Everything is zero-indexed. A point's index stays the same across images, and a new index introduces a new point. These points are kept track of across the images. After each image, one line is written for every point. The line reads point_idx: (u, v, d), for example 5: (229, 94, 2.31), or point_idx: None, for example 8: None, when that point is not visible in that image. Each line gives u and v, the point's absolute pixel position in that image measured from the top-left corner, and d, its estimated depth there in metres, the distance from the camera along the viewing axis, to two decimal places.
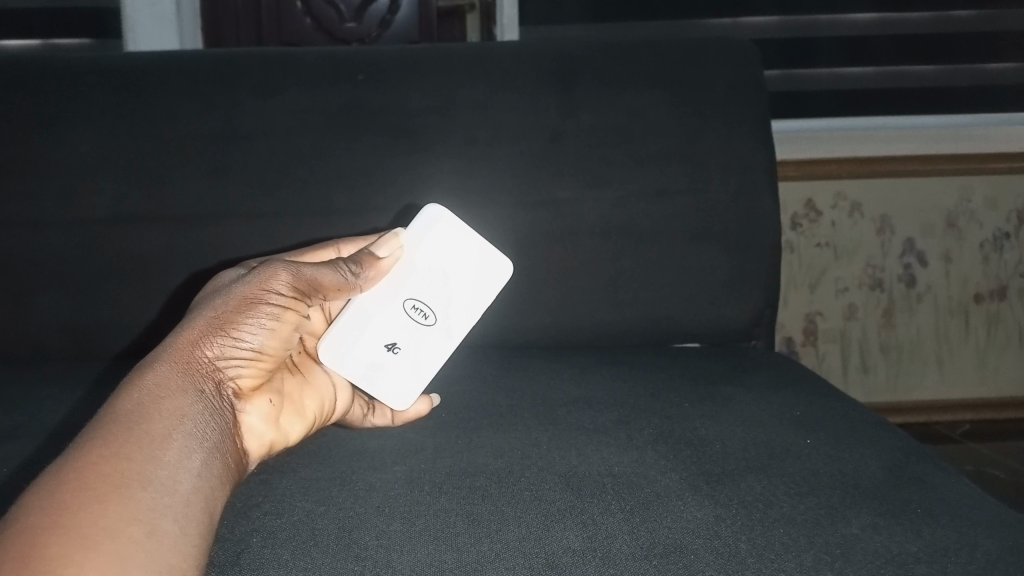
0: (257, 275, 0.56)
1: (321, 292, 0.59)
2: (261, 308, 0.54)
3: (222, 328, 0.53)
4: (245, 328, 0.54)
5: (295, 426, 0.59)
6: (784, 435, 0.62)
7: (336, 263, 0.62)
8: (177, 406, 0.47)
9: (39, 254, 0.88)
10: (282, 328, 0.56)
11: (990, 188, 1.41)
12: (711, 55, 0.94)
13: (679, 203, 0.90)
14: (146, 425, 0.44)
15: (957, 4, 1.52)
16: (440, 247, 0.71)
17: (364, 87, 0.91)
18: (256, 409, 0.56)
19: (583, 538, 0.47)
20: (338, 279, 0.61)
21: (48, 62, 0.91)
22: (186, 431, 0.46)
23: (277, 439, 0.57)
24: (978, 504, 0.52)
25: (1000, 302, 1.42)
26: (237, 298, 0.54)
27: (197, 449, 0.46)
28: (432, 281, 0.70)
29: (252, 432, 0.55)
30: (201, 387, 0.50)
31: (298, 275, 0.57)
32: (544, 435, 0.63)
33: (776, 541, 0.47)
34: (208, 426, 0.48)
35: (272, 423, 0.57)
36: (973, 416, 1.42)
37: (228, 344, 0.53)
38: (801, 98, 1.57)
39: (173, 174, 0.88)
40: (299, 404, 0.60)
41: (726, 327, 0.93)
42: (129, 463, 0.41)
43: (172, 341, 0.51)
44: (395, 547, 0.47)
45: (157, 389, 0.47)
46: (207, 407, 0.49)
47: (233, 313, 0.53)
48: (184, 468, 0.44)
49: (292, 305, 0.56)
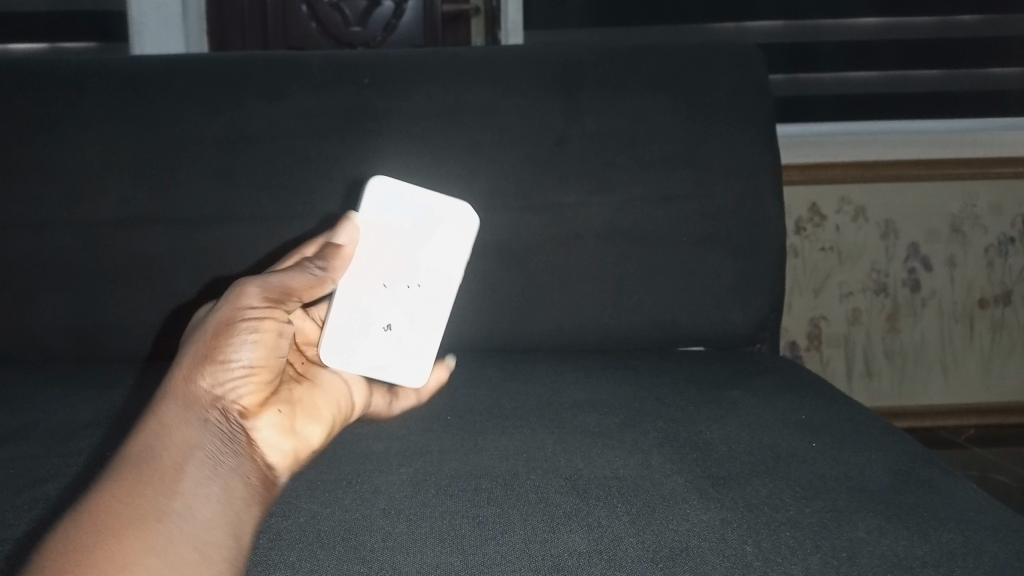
0: (227, 299, 0.53)
1: (296, 296, 0.57)
2: (238, 325, 0.52)
3: (209, 355, 0.50)
4: (232, 349, 0.51)
5: (313, 432, 0.55)
6: (789, 439, 0.62)
7: (302, 267, 0.60)
8: (186, 437, 0.47)
9: (45, 256, 0.88)
10: (269, 338, 0.53)
11: (996, 194, 1.41)
12: (714, 59, 0.94)
13: (683, 206, 0.91)
14: (156, 462, 0.46)
15: (960, 9, 1.52)
16: (439, 243, 0.71)
17: (370, 91, 0.91)
18: (266, 422, 0.52)
19: (590, 541, 0.47)
20: (308, 279, 0.59)
21: (54, 66, 0.92)
22: (198, 460, 0.47)
23: (298, 448, 0.53)
24: (984, 509, 0.52)
25: (1005, 308, 1.42)
26: (214, 325, 0.51)
27: (213, 475, 0.47)
28: (431, 278, 0.71)
29: (269, 448, 0.51)
30: (205, 415, 0.49)
31: (266, 286, 0.54)
32: (549, 438, 0.63)
33: (783, 545, 0.47)
34: (223, 449, 0.48)
35: (287, 434, 0.53)
36: (978, 422, 1.41)
37: (218, 369, 0.50)
38: (805, 102, 1.57)
39: (177, 177, 0.89)
40: (310, 409, 0.57)
41: (732, 331, 0.93)
42: (143, 501, 0.43)
43: (167, 383, 0.50)
44: (401, 549, 0.47)
45: (161, 430, 0.47)
46: (215, 434, 0.48)
47: (214, 339, 0.51)
48: (201, 495, 0.45)
49: (269, 313, 0.53)
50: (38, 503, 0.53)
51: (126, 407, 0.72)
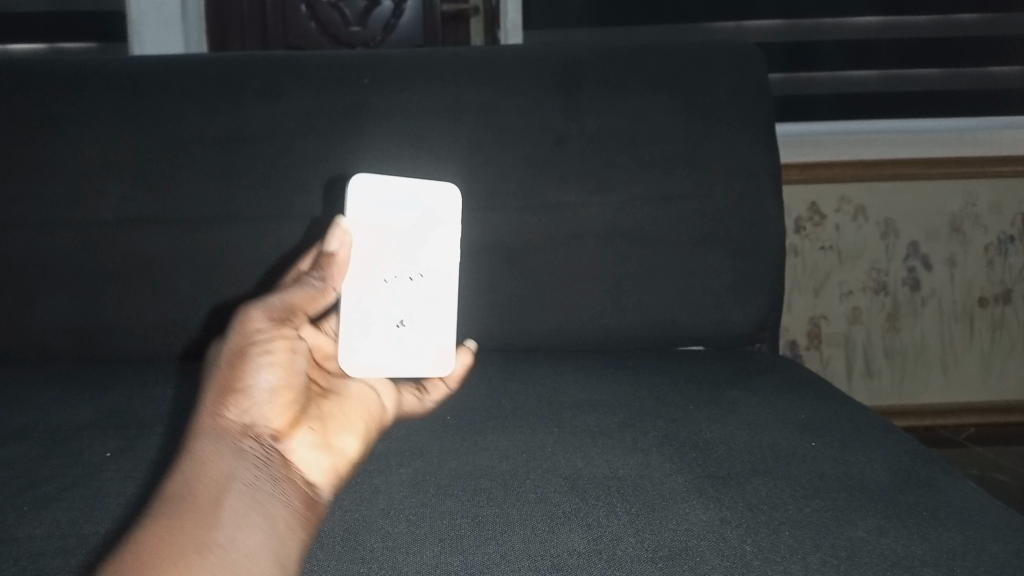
0: (230, 324, 0.49)
1: (302, 312, 0.53)
2: (250, 350, 0.48)
3: (228, 385, 0.47)
4: (250, 374, 0.47)
5: (350, 442, 0.52)
6: (789, 438, 0.62)
7: (300, 280, 0.55)
8: (221, 472, 0.45)
9: (45, 256, 0.88)
10: (284, 357, 0.49)
11: (996, 193, 1.41)
12: (714, 58, 0.94)
13: (683, 206, 0.91)
14: (194, 498, 0.44)
15: (960, 8, 1.52)
16: (439, 242, 0.69)
17: (370, 91, 0.91)
18: (301, 442, 0.49)
19: (588, 540, 0.47)
20: (310, 291, 0.54)
21: (54, 66, 0.92)
22: (236, 492, 0.45)
23: (337, 463, 0.50)
24: (984, 507, 0.52)
25: (1005, 307, 1.42)
26: (226, 353, 0.48)
27: (252, 506, 0.45)
28: (431, 278, 0.69)
29: (308, 468, 0.48)
30: (237, 446, 0.46)
31: (268, 305, 0.50)
32: (548, 437, 0.63)
33: (782, 544, 0.47)
34: (261, 478, 0.46)
35: (323, 449, 0.50)
36: (978, 421, 1.41)
37: (241, 397, 0.47)
38: (805, 101, 1.57)
39: (177, 177, 0.89)
40: (343, 419, 0.53)
41: (732, 331, 0.93)
42: (183, 540, 0.42)
43: (194, 418, 0.47)
44: (401, 549, 0.47)
45: (196, 465, 0.45)
46: (250, 462, 0.46)
47: (229, 368, 0.47)
48: (242, 529, 0.43)
49: (279, 332, 0.50)
50: (39, 503, 0.53)
51: (126, 408, 0.72)
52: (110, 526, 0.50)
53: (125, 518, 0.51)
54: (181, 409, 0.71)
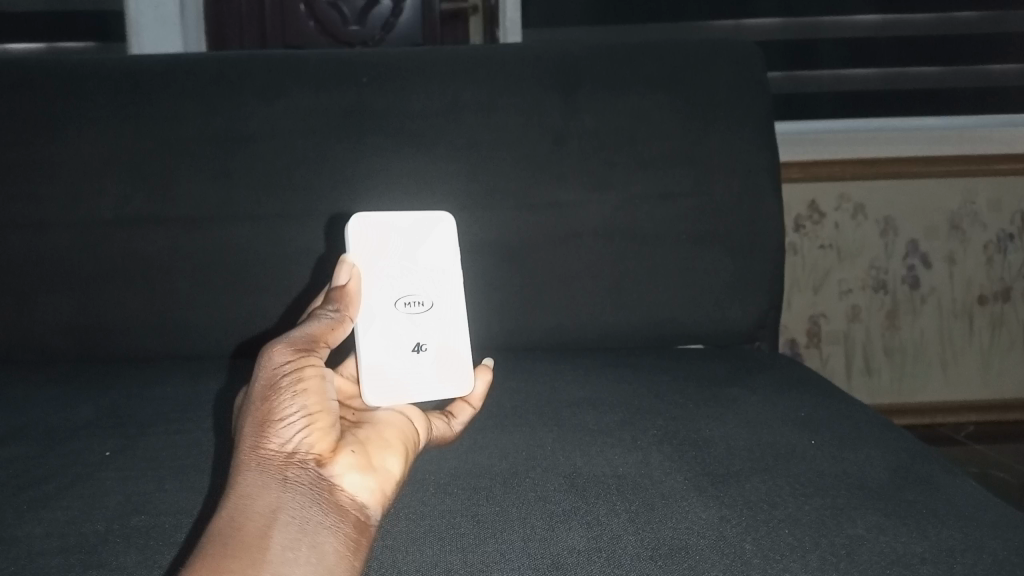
0: (255, 360, 0.47)
1: (323, 342, 0.50)
2: (280, 382, 0.46)
3: (264, 418, 0.45)
4: (283, 405, 0.45)
5: (393, 462, 0.49)
6: (788, 436, 0.62)
7: (314, 313, 0.53)
8: (267, 505, 0.43)
9: (44, 255, 0.88)
10: (314, 384, 0.47)
11: (995, 190, 1.41)
12: (714, 56, 0.94)
13: (683, 204, 0.91)
14: (241, 533, 0.42)
15: (960, 6, 1.52)
16: (440, 267, 0.69)
17: (368, 89, 0.91)
18: (345, 465, 0.46)
19: (588, 539, 0.47)
20: (326, 322, 0.52)
21: (52, 64, 0.92)
22: (283, 523, 0.43)
23: (385, 485, 0.47)
24: (983, 504, 0.52)
25: (1004, 304, 1.42)
26: (257, 387, 0.46)
27: (300, 536, 0.43)
28: (441, 302, 0.67)
29: (356, 493, 0.45)
30: (282, 476, 0.44)
31: (290, 336, 0.48)
32: (547, 436, 0.63)
33: (781, 541, 0.47)
34: (309, 506, 0.44)
35: (368, 471, 0.47)
36: (977, 418, 1.41)
37: (279, 427, 0.45)
38: (805, 99, 1.57)
39: (176, 176, 0.89)
40: (382, 441, 0.50)
41: (731, 329, 0.93)
42: None
43: (235, 454, 0.46)
44: (401, 547, 0.47)
45: (241, 501, 0.44)
46: (296, 491, 0.44)
47: (262, 402, 0.45)
48: (290, 562, 0.42)
49: (303, 361, 0.47)
50: (39, 502, 0.53)
51: (125, 408, 0.72)
52: (110, 525, 0.50)
53: (125, 518, 0.51)
54: (181, 408, 0.71)
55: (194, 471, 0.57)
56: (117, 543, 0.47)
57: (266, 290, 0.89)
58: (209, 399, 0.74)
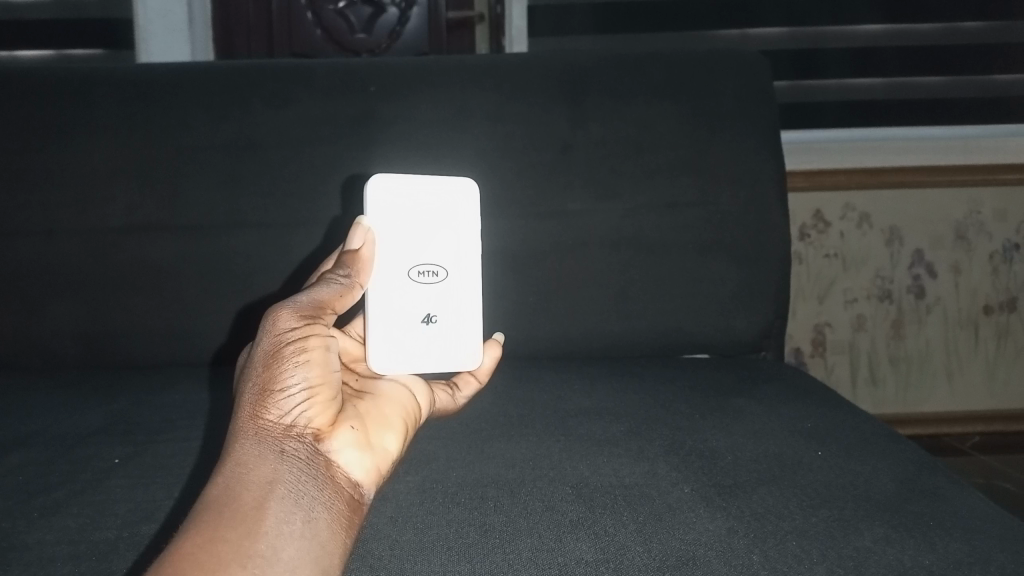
0: (261, 327, 0.48)
1: (330, 309, 0.51)
2: (284, 350, 0.47)
3: (265, 387, 0.46)
4: (285, 374, 0.47)
5: (390, 441, 0.51)
6: (796, 448, 0.62)
7: (324, 277, 0.54)
8: (265, 474, 0.44)
9: (52, 263, 0.88)
10: (318, 355, 0.48)
11: (1000, 200, 1.41)
12: (720, 66, 0.95)
13: (689, 213, 0.91)
14: (237, 504, 0.42)
15: (964, 15, 1.52)
16: (462, 240, 0.69)
17: (377, 98, 0.92)
18: (343, 441, 0.47)
19: (597, 550, 0.47)
20: (336, 288, 0.52)
21: (64, 72, 0.93)
22: (279, 496, 0.43)
23: (380, 463, 0.49)
24: (991, 518, 0.52)
25: (1010, 314, 1.42)
26: (261, 355, 0.47)
27: (295, 509, 0.43)
28: (456, 273, 0.68)
29: (351, 470, 0.47)
30: (281, 448, 0.45)
31: (297, 304, 0.49)
32: (556, 445, 0.63)
33: (789, 553, 0.47)
34: (304, 479, 0.44)
35: (366, 449, 0.48)
36: (982, 429, 1.41)
37: (279, 399, 0.46)
38: (810, 108, 1.58)
39: (185, 184, 0.89)
40: (382, 418, 0.52)
41: (737, 338, 0.93)
42: (225, 546, 0.40)
43: (234, 423, 0.46)
44: (409, 556, 0.47)
45: (239, 469, 0.44)
46: (294, 464, 0.45)
47: (265, 372, 0.47)
48: (284, 535, 0.42)
49: (310, 330, 0.49)
50: (48, 510, 0.54)
51: (132, 415, 0.72)
52: (120, 532, 0.50)
53: (135, 526, 0.51)
54: (188, 416, 0.71)
55: (203, 477, 0.58)
56: (127, 550, 0.48)
57: (271, 296, 0.89)
58: (217, 407, 0.74)
